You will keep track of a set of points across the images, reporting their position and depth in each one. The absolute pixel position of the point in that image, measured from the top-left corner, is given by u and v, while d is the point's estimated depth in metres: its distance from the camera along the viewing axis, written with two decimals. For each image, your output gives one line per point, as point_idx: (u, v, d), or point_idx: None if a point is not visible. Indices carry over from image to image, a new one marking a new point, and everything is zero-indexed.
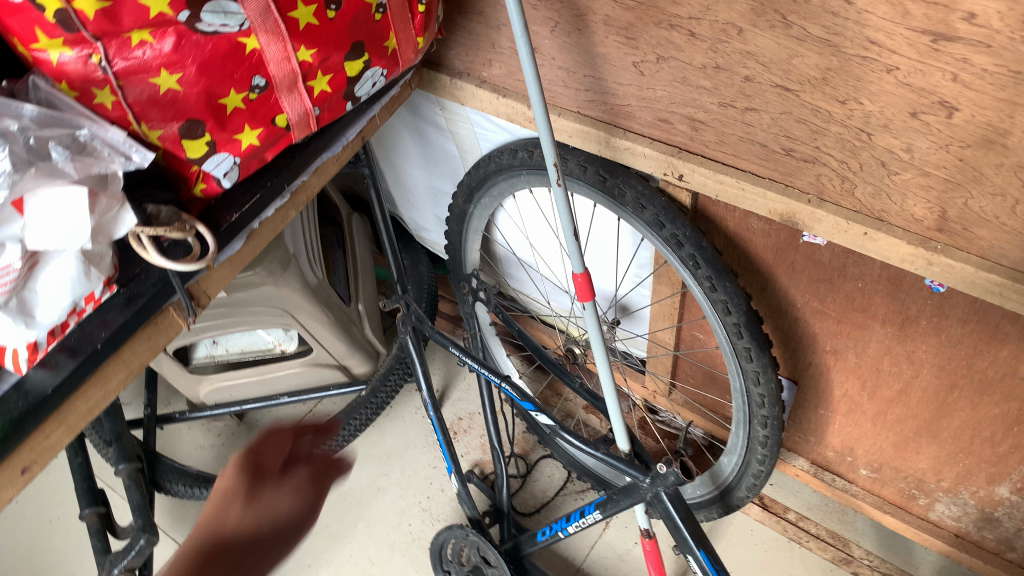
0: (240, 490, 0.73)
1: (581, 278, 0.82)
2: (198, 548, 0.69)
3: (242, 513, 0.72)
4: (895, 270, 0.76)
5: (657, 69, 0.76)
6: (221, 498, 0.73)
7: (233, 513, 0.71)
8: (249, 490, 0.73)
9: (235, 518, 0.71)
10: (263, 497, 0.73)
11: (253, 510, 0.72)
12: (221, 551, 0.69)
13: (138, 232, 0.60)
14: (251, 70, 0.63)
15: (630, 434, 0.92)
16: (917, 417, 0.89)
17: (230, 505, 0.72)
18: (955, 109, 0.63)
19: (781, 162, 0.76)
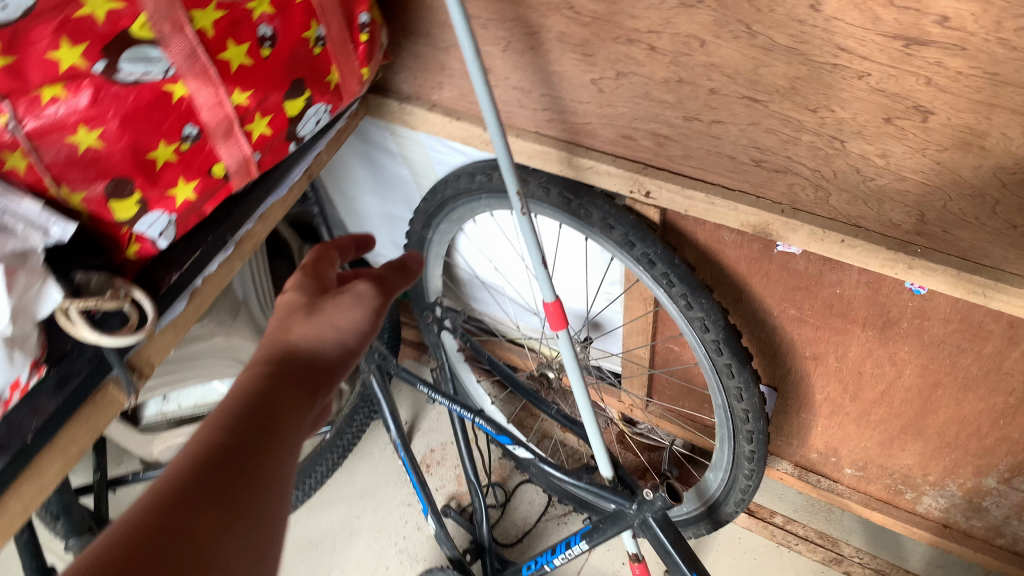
0: (299, 301, 0.57)
1: (552, 305, 0.79)
2: (260, 365, 0.51)
3: (308, 324, 0.54)
4: (874, 275, 0.74)
5: (617, 86, 0.73)
6: (285, 307, 0.57)
7: (303, 325, 0.54)
8: (313, 303, 0.57)
9: (300, 328, 0.54)
10: (326, 306, 0.56)
11: (317, 323, 0.54)
12: (276, 369, 0.50)
13: (66, 307, 0.55)
14: (180, 119, 0.58)
15: (611, 460, 0.89)
16: (901, 415, 0.88)
17: (291, 316, 0.55)
18: (930, 112, 0.61)
19: (751, 173, 0.73)
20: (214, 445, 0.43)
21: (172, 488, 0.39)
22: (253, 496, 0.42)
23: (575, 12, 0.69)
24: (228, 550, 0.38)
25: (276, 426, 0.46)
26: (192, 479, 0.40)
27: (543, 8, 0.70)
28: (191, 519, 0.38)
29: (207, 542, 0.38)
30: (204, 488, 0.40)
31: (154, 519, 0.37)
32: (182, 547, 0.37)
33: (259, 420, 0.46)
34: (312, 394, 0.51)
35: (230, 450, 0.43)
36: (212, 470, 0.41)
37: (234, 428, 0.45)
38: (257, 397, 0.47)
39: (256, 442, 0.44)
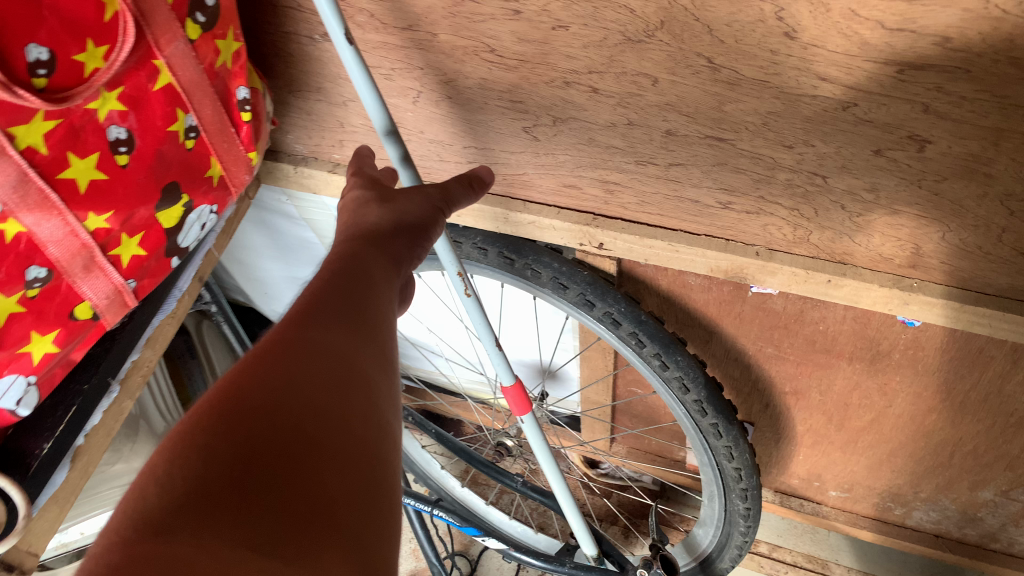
0: (372, 198, 0.54)
1: (513, 390, 0.70)
2: (347, 240, 0.51)
3: (381, 211, 0.53)
4: (862, 311, 0.66)
5: (555, 133, 0.62)
6: (354, 206, 0.54)
7: (379, 212, 0.53)
8: (387, 195, 0.55)
9: (378, 214, 0.52)
10: (398, 198, 0.54)
11: (391, 207, 0.53)
12: (369, 237, 0.50)
13: None
14: (22, 261, 0.44)
15: (593, 535, 0.80)
16: (892, 440, 0.81)
17: (366, 208, 0.53)
18: (928, 142, 0.52)
19: (718, 216, 0.64)
20: (333, 285, 0.45)
21: (305, 314, 0.43)
22: (372, 324, 0.44)
23: (498, 54, 0.57)
24: (361, 356, 0.42)
25: (376, 272, 0.48)
26: (320, 310, 0.43)
27: (458, 52, 0.58)
28: (328, 333, 0.41)
29: (345, 352, 0.41)
30: (334, 308, 0.43)
31: (297, 336, 0.41)
32: (326, 354, 0.40)
33: (362, 265, 0.48)
34: (396, 266, 0.50)
35: (347, 285, 0.45)
36: (334, 301, 0.44)
37: (342, 275, 0.46)
38: (352, 254, 0.48)
39: (364, 284, 0.46)
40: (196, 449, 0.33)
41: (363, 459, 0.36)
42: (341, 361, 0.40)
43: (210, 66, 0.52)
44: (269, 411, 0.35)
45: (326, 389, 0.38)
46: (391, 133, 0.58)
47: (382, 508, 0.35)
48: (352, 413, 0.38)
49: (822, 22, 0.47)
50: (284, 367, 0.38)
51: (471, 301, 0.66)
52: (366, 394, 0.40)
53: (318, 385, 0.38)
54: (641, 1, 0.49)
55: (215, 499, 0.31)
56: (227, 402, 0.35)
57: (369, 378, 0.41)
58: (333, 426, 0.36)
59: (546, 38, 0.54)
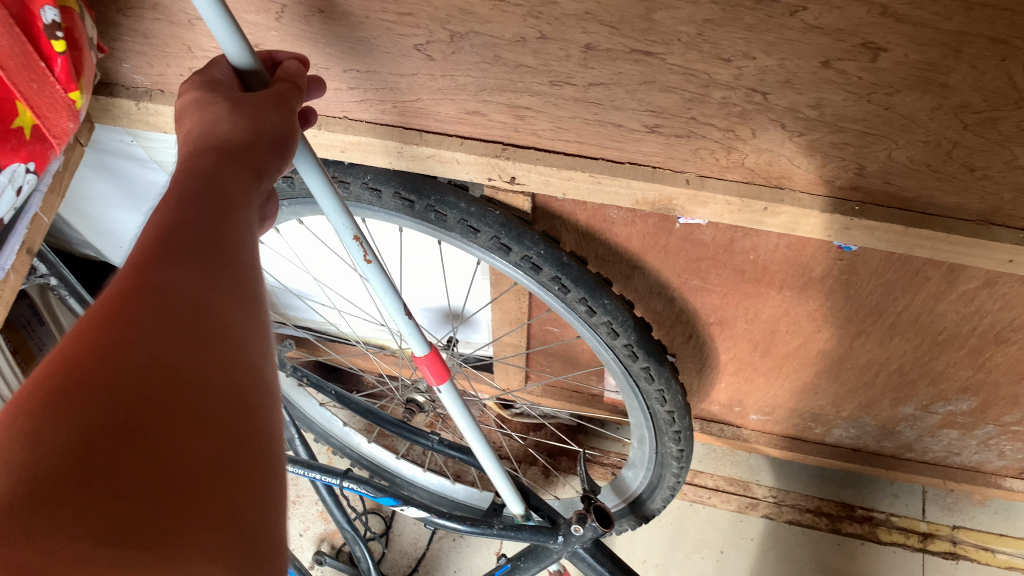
0: (219, 94, 0.41)
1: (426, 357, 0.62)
2: (198, 154, 0.39)
3: (229, 117, 0.40)
4: (798, 237, 0.61)
5: (454, 51, 0.52)
6: (194, 110, 0.41)
7: (228, 114, 0.40)
8: (241, 94, 0.41)
9: (234, 121, 0.40)
10: (251, 100, 0.41)
11: (246, 111, 0.40)
12: (225, 149, 0.39)
13: None
14: None
15: (519, 490, 0.74)
16: (816, 364, 0.78)
17: (215, 112, 0.40)
18: (883, 50, 0.46)
19: (643, 142, 0.56)
20: (187, 203, 0.35)
21: (152, 242, 0.33)
22: (235, 251, 0.35)
23: None
24: (229, 293, 0.34)
25: (241, 184, 0.38)
26: (170, 235, 0.34)
27: None
28: (183, 265, 0.33)
29: (210, 289, 0.33)
30: (197, 230, 0.34)
31: (153, 269, 0.32)
32: (184, 296, 0.32)
33: (216, 183, 0.37)
34: (259, 181, 0.39)
35: (207, 201, 0.36)
36: (189, 222, 0.35)
37: (205, 183, 0.37)
38: (214, 162, 0.38)
39: (227, 199, 0.37)
40: (26, 434, 0.26)
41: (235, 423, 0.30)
42: (201, 303, 0.32)
43: None
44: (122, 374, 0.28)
45: (188, 342, 0.30)
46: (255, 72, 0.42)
47: (262, 471, 0.30)
48: (218, 373, 0.31)
49: None
50: (136, 315, 0.30)
51: (373, 269, 0.56)
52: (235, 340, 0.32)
53: (178, 337, 0.30)
54: None
55: (63, 499, 0.24)
56: (66, 368, 0.28)
57: (236, 321, 0.33)
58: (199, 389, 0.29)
59: None
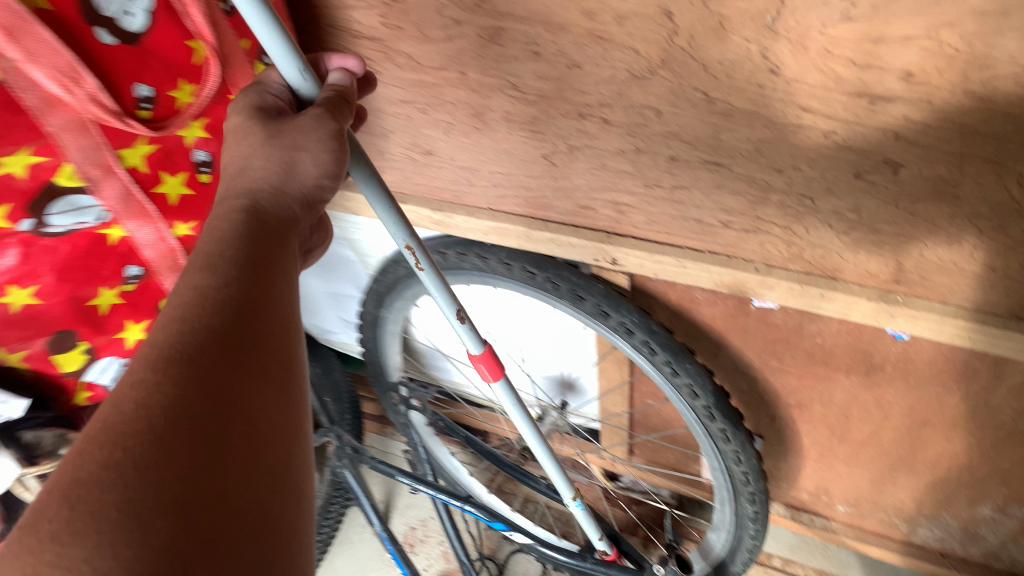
0: (259, 126, 0.49)
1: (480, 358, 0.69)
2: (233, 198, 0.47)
3: (266, 152, 0.48)
4: (855, 324, 0.73)
5: (571, 159, 0.69)
6: (239, 138, 0.49)
7: (264, 149, 0.48)
8: (279, 123, 0.48)
9: (264, 159, 0.48)
10: (289, 130, 0.48)
11: (274, 147, 0.47)
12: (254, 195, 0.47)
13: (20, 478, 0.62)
14: (122, 261, 0.55)
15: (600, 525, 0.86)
16: (891, 453, 0.86)
17: (253, 145, 0.48)
18: (901, 166, 0.59)
19: (720, 235, 0.70)
20: (219, 280, 0.43)
21: (186, 329, 0.40)
22: (256, 329, 0.43)
23: (520, 90, 0.65)
24: (242, 371, 0.41)
25: (275, 253, 0.47)
26: (203, 321, 0.41)
27: (485, 89, 0.66)
28: (215, 357, 0.40)
29: (231, 378, 0.40)
30: (222, 319, 0.42)
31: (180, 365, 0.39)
32: (214, 390, 0.39)
33: (250, 264, 0.45)
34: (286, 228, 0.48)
35: (235, 289, 0.43)
36: (221, 310, 0.42)
37: (238, 266, 0.44)
38: (253, 235, 0.46)
39: (258, 272, 0.45)
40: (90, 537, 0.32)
41: (246, 497, 0.37)
42: (229, 393, 0.39)
43: None
44: (161, 476, 0.34)
45: (218, 437, 0.37)
46: (300, 73, 0.47)
47: (275, 531, 0.38)
48: (241, 460, 0.38)
49: (802, 59, 0.55)
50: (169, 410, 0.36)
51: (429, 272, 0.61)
52: (255, 422, 0.40)
53: (205, 432, 0.37)
54: (645, 44, 0.58)
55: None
56: (96, 469, 0.34)
57: (256, 402, 0.41)
58: (228, 480, 0.36)
59: (563, 76, 0.62)
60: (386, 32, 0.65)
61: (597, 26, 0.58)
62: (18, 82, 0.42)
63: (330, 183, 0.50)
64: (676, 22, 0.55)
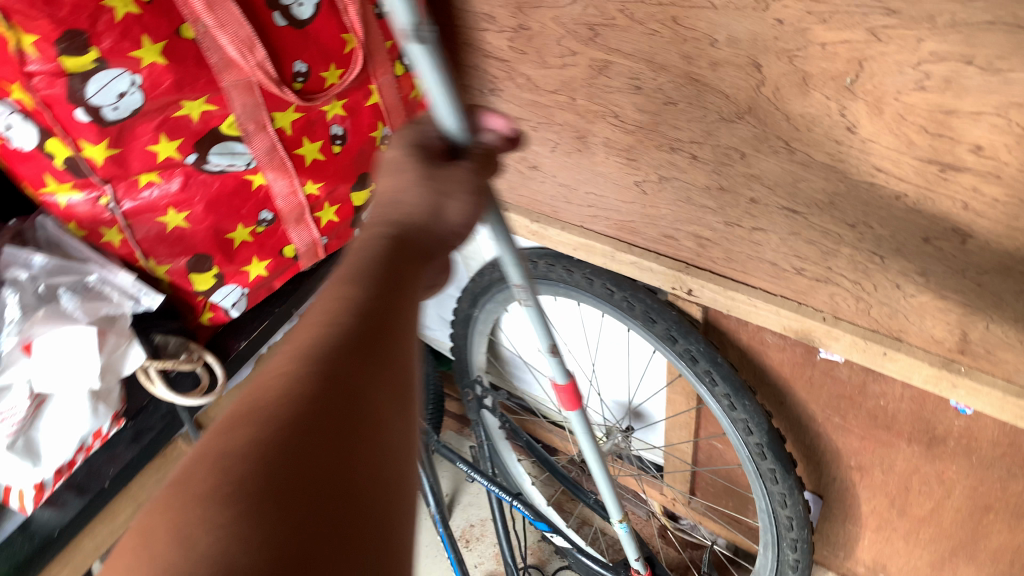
0: (413, 164, 0.52)
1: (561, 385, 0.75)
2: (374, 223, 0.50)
3: (417, 190, 0.51)
4: (919, 390, 0.74)
5: (660, 189, 0.76)
6: (393, 170, 0.52)
7: (417, 187, 0.51)
8: (433, 166, 0.51)
9: (416, 194, 0.51)
10: (442, 176, 0.51)
11: (428, 186, 0.50)
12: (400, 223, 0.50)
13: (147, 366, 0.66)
14: (258, 205, 0.69)
15: (638, 540, 0.90)
16: (951, 536, 0.85)
17: (405, 178, 0.51)
18: (969, 235, 0.61)
19: (792, 280, 0.75)
20: (361, 290, 0.42)
21: (315, 339, 0.38)
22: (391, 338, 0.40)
23: (622, 120, 0.73)
24: (374, 370, 0.38)
25: (408, 273, 0.46)
26: (335, 331, 0.39)
27: (591, 115, 0.75)
28: (346, 355, 0.38)
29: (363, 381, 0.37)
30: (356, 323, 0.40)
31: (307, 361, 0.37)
32: (344, 400, 0.36)
33: (388, 279, 0.44)
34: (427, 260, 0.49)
35: (371, 296, 0.42)
36: (352, 321, 0.40)
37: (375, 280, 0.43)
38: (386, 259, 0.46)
39: (392, 288, 0.44)
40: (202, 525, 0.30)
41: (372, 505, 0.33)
42: (362, 403, 0.36)
43: (405, 97, 0.76)
44: (278, 491, 0.31)
45: (344, 434, 0.34)
46: (458, 124, 0.50)
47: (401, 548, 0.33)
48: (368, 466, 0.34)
49: (877, 122, 0.59)
50: (295, 405, 0.35)
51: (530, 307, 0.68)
52: (385, 426, 0.36)
53: (330, 429, 0.34)
54: (735, 90, 0.64)
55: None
56: (221, 460, 0.32)
57: (385, 406, 0.37)
58: (353, 484, 0.33)
59: (659, 111, 0.70)
60: (513, 54, 0.75)
61: (694, 68, 0.64)
62: (206, 43, 0.57)
63: (455, 236, 0.53)
64: (764, 73, 0.61)
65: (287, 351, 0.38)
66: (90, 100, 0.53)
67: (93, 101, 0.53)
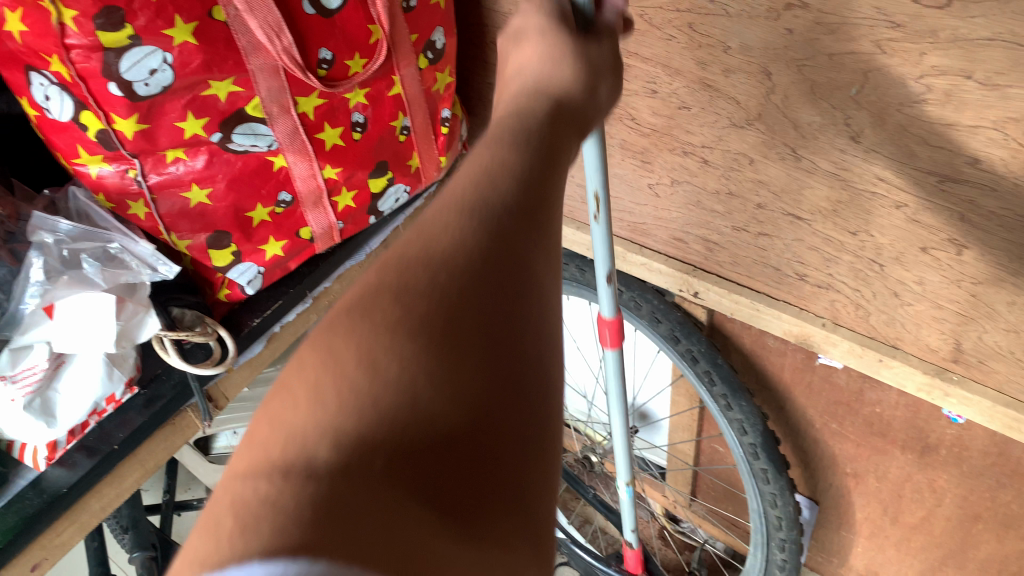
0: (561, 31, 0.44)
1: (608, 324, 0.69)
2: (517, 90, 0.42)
3: (564, 61, 0.43)
4: (914, 398, 0.75)
5: (672, 192, 0.78)
6: (536, 37, 0.44)
7: (569, 60, 0.43)
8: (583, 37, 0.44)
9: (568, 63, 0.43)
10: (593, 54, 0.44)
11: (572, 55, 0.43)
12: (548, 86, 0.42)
13: (160, 334, 0.69)
14: (278, 186, 0.71)
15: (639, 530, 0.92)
16: (942, 546, 0.86)
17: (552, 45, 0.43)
18: (964, 247, 0.63)
19: (795, 286, 0.76)
20: (520, 147, 0.37)
21: (478, 195, 0.35)
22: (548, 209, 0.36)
23: (637, 122, 0.75)
24: (532, 243, 0.34)
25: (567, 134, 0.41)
26: (497, 195, 0.35)
27: (608, 117, 0.77)
28: (510, 224, 0.34)
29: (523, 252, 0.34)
30: (517, 184, 0.35)
31: (467, 222, 0.34)
32: (507, 282, 0.32)
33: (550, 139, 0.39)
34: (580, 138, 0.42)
35: (535, 154, 0.37)
36: (514, 183, 0.35)
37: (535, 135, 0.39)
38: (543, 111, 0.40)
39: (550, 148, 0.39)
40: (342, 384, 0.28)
41: (519, 397, 0.30)
42: (521, 286, 0.33)
43: (428, 89, 0.79)
44: (433, 363, 0.29)
45: (498, 312, 0.32)
46: None
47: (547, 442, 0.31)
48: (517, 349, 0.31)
49: (881, 132, 0.60)
50: (449, 269, 0.32)
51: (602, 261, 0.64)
52: (541, 308, 0.33)
53: (484, 303, 0.31)
54: (746, 96, 0.66)
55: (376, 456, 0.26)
56: (373, 317, 0.30)
57: (543, 283, 0.34)
58: (500, 369, 0.30)
59: (673, 114, 0.72)
60: None
61: (707, 74, 0.66)
62: (236, 26, 0.60)
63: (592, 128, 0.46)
64: (774, 81, 0.63)
65: (445, 204, 0.35)
66: (122, 74, 0.56)
67: (125, 76, 0.56)
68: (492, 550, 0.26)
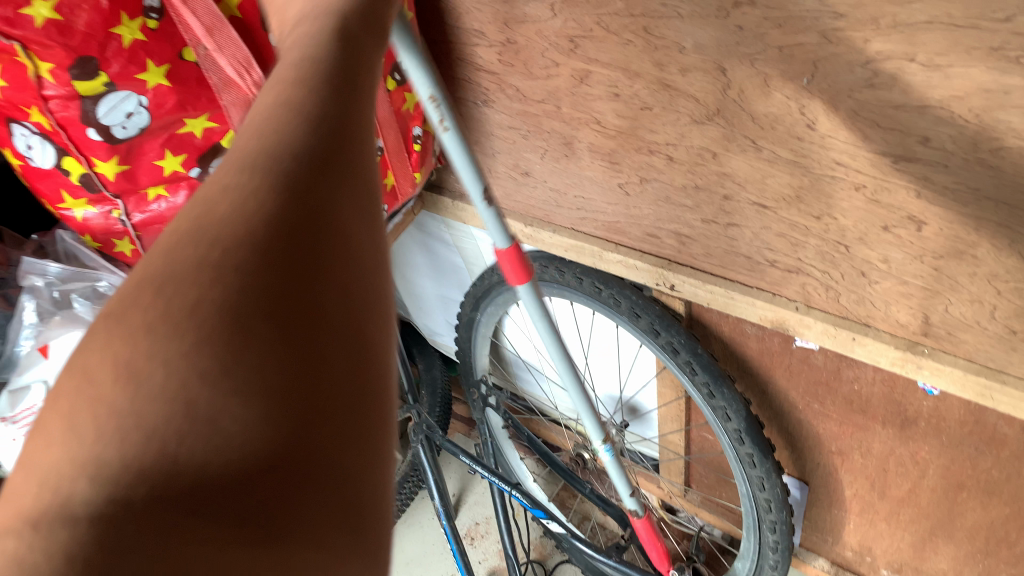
0: None
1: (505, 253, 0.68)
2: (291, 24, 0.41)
3: None
4: (889, 373, 0.77)
5: (642, 190, 0.80)
6: None
7: None
8: None
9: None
10: None
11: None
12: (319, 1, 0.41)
13: None
14: None
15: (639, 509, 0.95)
16: (929, 516, 0.88)
17: None
18: (923, 223, 0.65)
19: (767, 273, 0.78)
20: (310, 81, 0.34)
21: (262, 149, 0.31)
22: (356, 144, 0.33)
23: (603, 124, 0.77)
24: (336, 186, 0.32)
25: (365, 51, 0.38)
26: (285, 141, 0.31)
27: (576, 122, 0.79)
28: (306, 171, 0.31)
29: (327, 200, 0.31)
30: (312, 123, 0.32)
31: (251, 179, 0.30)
32: (306, 246, 0.29)
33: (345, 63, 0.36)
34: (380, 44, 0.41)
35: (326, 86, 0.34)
36: (308, 122, 0.32)
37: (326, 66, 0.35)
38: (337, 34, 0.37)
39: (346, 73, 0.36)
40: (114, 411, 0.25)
41: (338, 366, 0.28)
42: (324, 243, 0.30)
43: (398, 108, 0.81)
44: (220, 358, 0.26)
45: (300, 274, 0.29)
46: None
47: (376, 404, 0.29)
48: (335, 315, 0.29)
49: (834, 118, 0.62)
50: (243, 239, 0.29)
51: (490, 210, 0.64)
52: (352, 257, 0.31)
53: (285, 269, 0.29)
54: (704, 93, 0.68)
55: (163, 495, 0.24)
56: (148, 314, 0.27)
57: (352, 228, 0.32)
58: (313, 344, 0.28)
59: (637, 115, 0.74)
60: (502, 67, 0.80)
61: (665, 74, 0.68)
62: (207, 65, 0.64)
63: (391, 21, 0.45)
64: (729, 76, 0.65)
65: (226, 162, 0.32)
66: (100, 120, 0.61)
67: (103, 122, 0.61)
68: (302, 545, 0.25)
